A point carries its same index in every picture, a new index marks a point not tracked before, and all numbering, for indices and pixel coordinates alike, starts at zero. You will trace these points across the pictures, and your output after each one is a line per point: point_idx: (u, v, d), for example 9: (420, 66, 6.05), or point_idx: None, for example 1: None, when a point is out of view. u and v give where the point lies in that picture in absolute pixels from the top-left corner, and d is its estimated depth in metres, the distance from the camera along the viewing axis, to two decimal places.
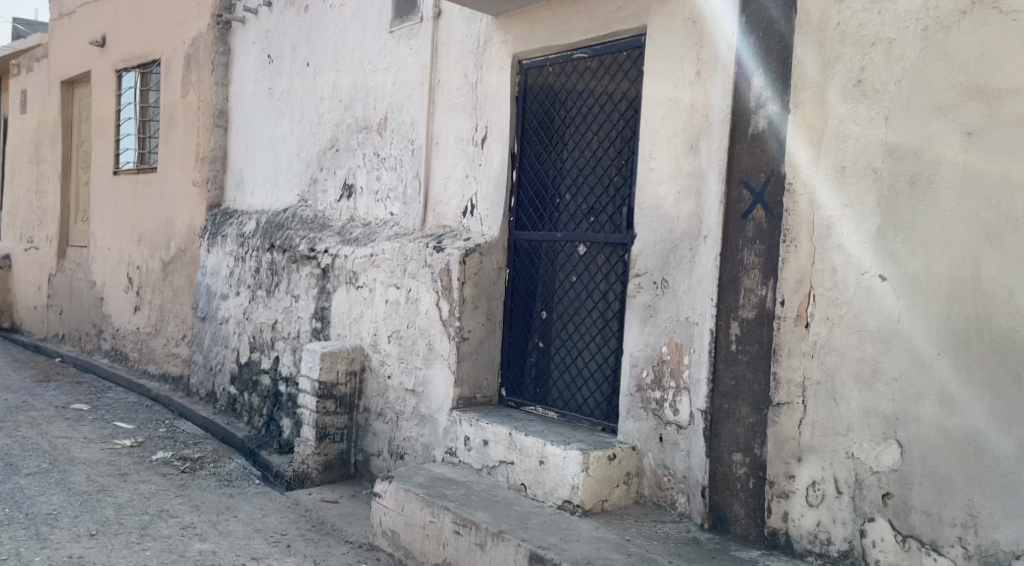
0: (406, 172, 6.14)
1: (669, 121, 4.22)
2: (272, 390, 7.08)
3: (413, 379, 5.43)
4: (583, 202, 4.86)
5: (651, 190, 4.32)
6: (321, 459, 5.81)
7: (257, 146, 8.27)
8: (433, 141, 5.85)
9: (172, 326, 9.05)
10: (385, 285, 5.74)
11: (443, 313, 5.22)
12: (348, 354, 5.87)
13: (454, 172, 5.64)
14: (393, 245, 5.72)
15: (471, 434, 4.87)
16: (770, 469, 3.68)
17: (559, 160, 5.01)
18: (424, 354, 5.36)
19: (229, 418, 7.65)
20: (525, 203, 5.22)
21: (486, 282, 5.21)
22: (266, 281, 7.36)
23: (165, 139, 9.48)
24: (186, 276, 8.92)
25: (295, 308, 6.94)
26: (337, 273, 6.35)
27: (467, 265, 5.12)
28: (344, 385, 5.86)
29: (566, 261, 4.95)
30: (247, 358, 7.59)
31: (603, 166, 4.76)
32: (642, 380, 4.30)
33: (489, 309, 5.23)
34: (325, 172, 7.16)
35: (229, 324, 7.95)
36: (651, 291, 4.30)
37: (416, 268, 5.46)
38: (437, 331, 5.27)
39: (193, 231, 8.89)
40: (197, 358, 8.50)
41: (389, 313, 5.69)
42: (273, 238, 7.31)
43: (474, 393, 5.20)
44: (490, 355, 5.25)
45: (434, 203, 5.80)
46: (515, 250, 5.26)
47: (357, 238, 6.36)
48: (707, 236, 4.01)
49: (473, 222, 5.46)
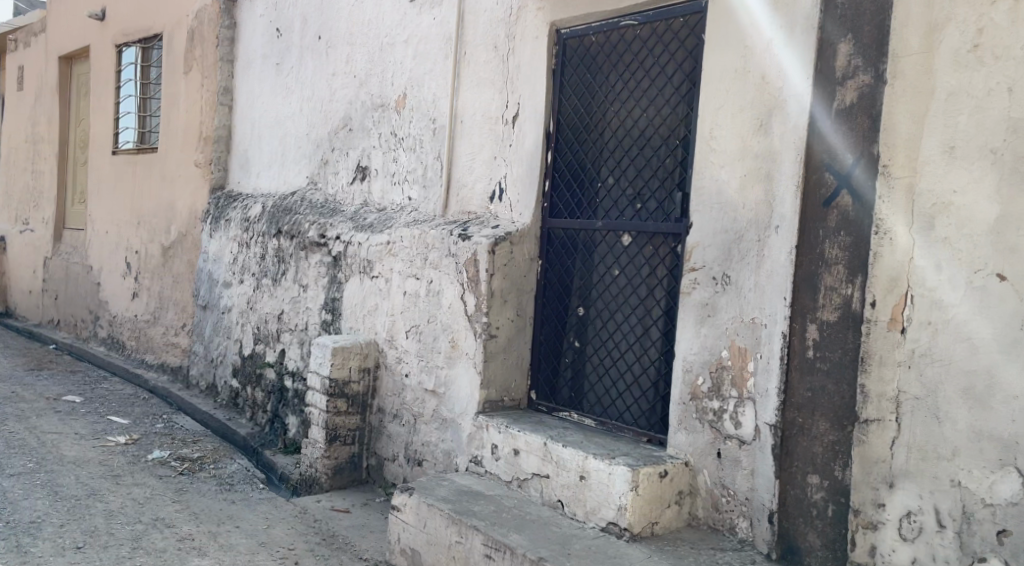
0: (426, 153, 5.65)
1: (735, 95, 3.75)
2: (277, 386, 6.61)
3: (433, 379, 4.92)
4: (629, 188, 4.36)
5: (712, 173, 3.84)
6: (330, 463, 5.33)
7: (264, 125, 7.77)
8: (457, 120, 5.35)
9: (172, 315, 8.57)
10: (403, 276, 5.26)
11: (468, 307, 4.73)
12: (360, 349, 5.38)
13: (480, 153, 5.14)
14: (413, 232, 5.22)
15: (499, 442, 4.38)
16: (854, 496, 3.21)
17: (601, 140, 4.52)
18: (445, 352, 4.86)
19: (230, 414, 7.18)
20: (560, 187, 4.71)
21: (516, 274, 4.71)
22: (273, 269, 6.87)
23: (166, 117, 8.98)
24: (186, 262, 8.44)
25: (303, 299, 6.45)
26: (349, 262, 5.86)
27: (496, 254, 4.62)
28: (357, 383, 5.38)
29: (608, 253, 4.45)
30: (251, 350, 7.10)
31: (653, 148, 4.26)
32: (697, 387, 3.84)
33: (518, 304, 4.74)
34: (336, 153, 6.66)
35: (232, 313, 7.47)
36: (710, 288, 3.82)
37: (438, 257, 4.96)
38: (461, 327, 4.77)
39: (194, 215, 8.41)
40: (198, 348, 8.02)
41: (407, 306, 5.20)
42: (280, 223, 6.82)
43: (502, 396, 4.69)
44: (519, 354, 4.76)
45: (458, 188, 5.30)
46: (549, 239, 4.76)
47: (371, 224, 5.85)
48: (779, 226, 3.54)
49: (501, 208, 4.97)
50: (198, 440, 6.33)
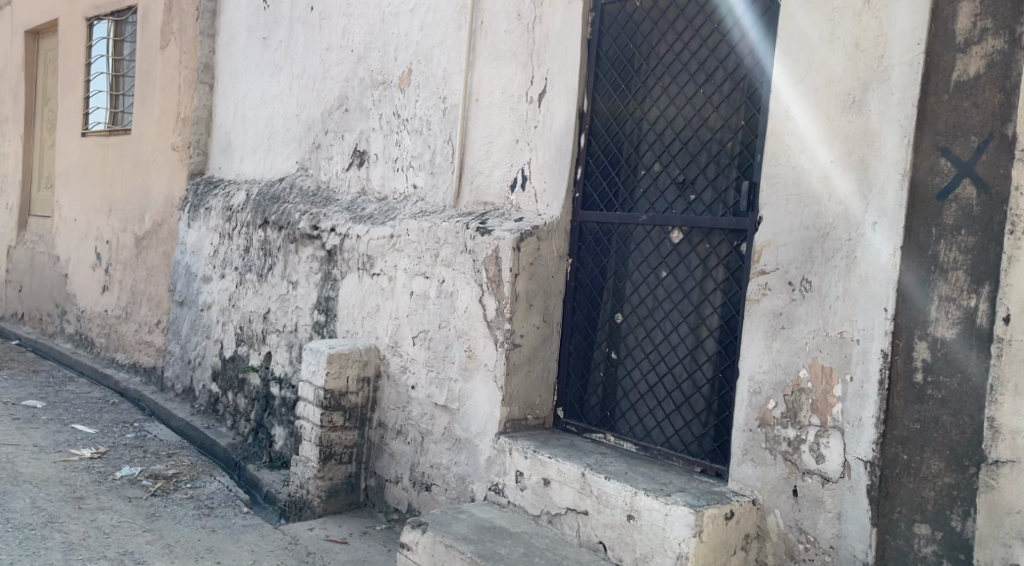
0: (434, 135, 5.03)
1: (820, 66, 3.16)
2: (262, 393, 5.98)
3: (444, 394, 4.31)
4: (680, 176, 3.76)
5: (789, 159, 3.26)
6: (324, 484, 4.71)
7: (248, 105, 7.12)
8: (473, 98, 4.73)
9: (145, 311, 7.89)
10: (409, 274, 4.65)
11: (488, 312, 4.11)
12: (360, 356, 4.75)
13: (501, 136, 4.52)
14: (421, 224, 4.60)
15: (526, 469, 3.79)
16: (980, 552, 2.74)
17: (647, 121, 3.92)
18: (459, 363, 4.24)
19: (209, 421, 6.54)
20: (595, 175, 4.10)
21: (544, 274, 4.09)
22: (258, 263, 6.24)
23: (140, 97, 8.28)
24: (161, 254, 7.77)
25: (292, 297, 5.81)
26: (346, 257, 5.24)
27: (521, 252, 4.00)
28: (355, 394, 4.76)
29: (654, 251, 3.84)
30: (233, 352, 6.46)
31: (711, 130, 3.66)
32: (768, 412, 3.26)
33: (545, 308, 4.12)
34: (330, 136, 6.03)
35: (213, 311, 6.82)
36: (785, 295, 3.24)
37: (452, 253, 4.34)
38: (479, 334, 4.15)
39: (170, 203, 7.74)
40: (173, 348, 7.36)
41: (414, 309, 4.59)
42: (267, 212, 6.19)
43: (525, 414, 4.08)
44: (545, 366, 4.14)
45: (473, 175, 4.67)
46: (581, 235, 4.15)
47: (371, 215, 5.22)
48: (877, 222, 2.97)
49: (523, 199, 4.34)
50: (174, 453, 5.68)
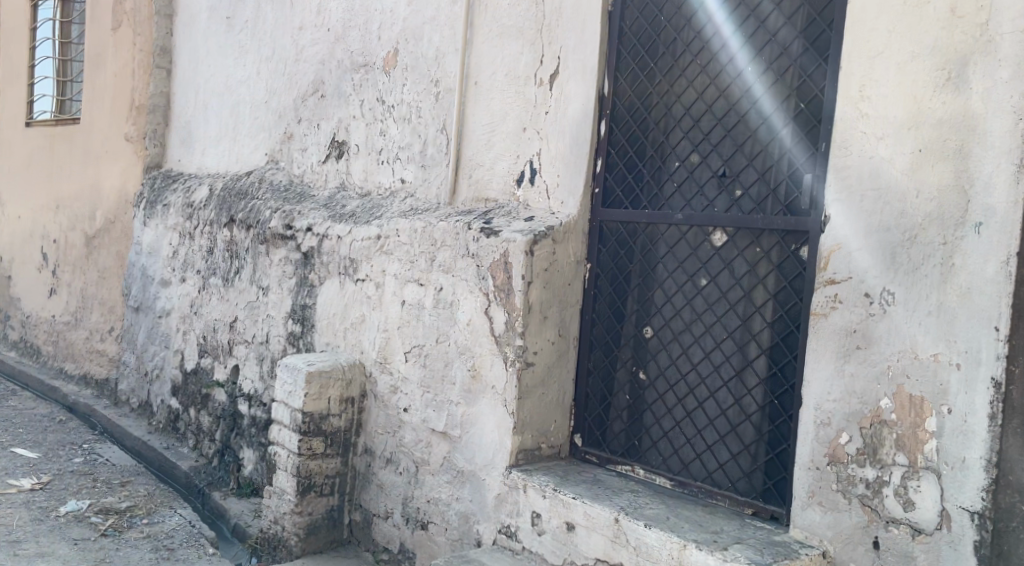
0: (426, 124, 4.49)
1: (905, 36, 2.64)
2: (228, 411, 5.41)
3: (443, 419, 3.75)
4: (723, 169, 3.22)
5: (864, 148, 2.73)
6: (302, 521, 4.14)
7: (210, 92, 6.51)
8: (470, 81, 4.18)
9: (97, 317, 7.24)
10: (400, 281, 4.10)
11: (495, 326, 3.56)
12: (342, 374, 4.20)
13: (506, 124, 3.97)
14: (415, 224, 4.05)
15: (544, 511, 3.26)
16: None
17: (681, 105, 3.38)
18: (460, 384, 3.68)
19: (168, 441, 5.95)
20: (618, 167, 3.55)
21: (559, 282, 3.55)
22: (224, 266, 5.66)
23: (90, 83, 7.62)
24: (114, 255, 7.12)
25: (261, 305, 5.23)
26: (324, 260, 4.68)
27: (535, 257, 3.46)
28: (338, 417, 4.20)
29: (690, 256, 3.31)
30: (195, 365, 5.86)
31: (761, 115, 3.12)
32: (841, 448, 2.74)
33: (562, 321, 3.58)
34: (304, 125, 5.47)
35: (172, 318, 6.21)
36: (860, 309, 2.72)
37: (451, 258, 3.80)
38: (484, 351, 3.59)
39: (123, 199, 7.09)
40: (128, 359, 6.73)
41: (405, 320, 4.04)
42: (234, 210, 5.62)
43: (539, 443, 3.53)
44: (561, 387, 3.60)
45: (473, 169, 4.12)
46: (601, 236, 3.60)
47: (353, 213, 4.66)
48: (983, 223, 2.46)
49: (532, 195, 3.79)
50: (129, 481, 5.07)
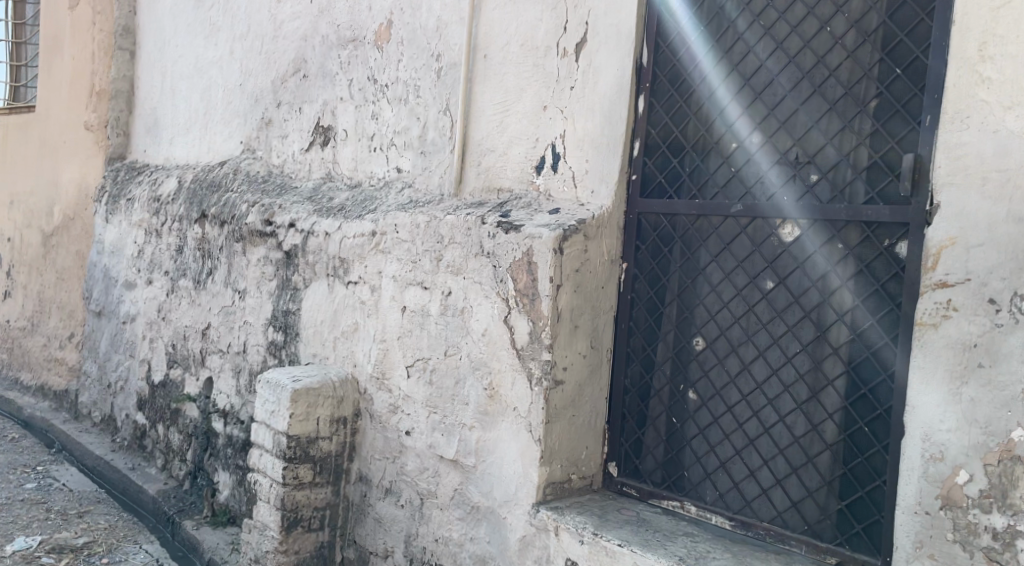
0: (426, 105, 3.96)
1: None
2: (201, 429, 4.85)
3: (454, 445, 3.21)
4: (793, 150, 2.69)
5: (986, 119, 2.18)
6: (286, 561, 3.59)
7: (179, 75, 5.93)
8: (479, 54, 3.65)
9: (55, 322, 6.64)
10: (399, 284, 3.57)
11: (516, 336, 3.01)
12: (333, 392, 3.69)
13: (523, 102, 3.43)
14: (417, 218, 3.52)
15: (581, 559, 2.73)
16: None
17: (740, 75, 2.85)
18: (474, 405, 3.14)
19: (134, 461, 5.39)
20: (660, 151, 3.02)
21: (591, 286, 3.01)
22: (195, 266, 5.10)
23: (46, 68, 7.00)
24: (73, 255, 6.52)
25: (237, 310, 4.67)
26: (309, 260, 4.14)
27: (564, 256, 2.92)
28: (328, 440, 3.68)
29: (751, 254, 2.76)
30: (164, 377, 5.29)
31: (842, 84, 2.58)
32: (957, 489, 2.18)
33: (594, 330, 3.03)
34: (284, 109, 4.92)
35: (137, 323, 5.63)
36: (982, 318, 2.16)
37: (462, 257, 3.27)
38: (503, 366, 3.05)
39: (82, 193, 6.49)
40: (89, 368, 6.14)
41: (406, 329, 3.52)
42: (205, 203, 5.06)
43: (569, 474, 2.99)
44: (593, 408, 3.05)
45: (484, 153, 3.59)
46: (641, 231, 3.05)
47: (342, 207, 4.13)
48: None
49: (555, 183, 3.24)
50: (100, 524, 4.64)
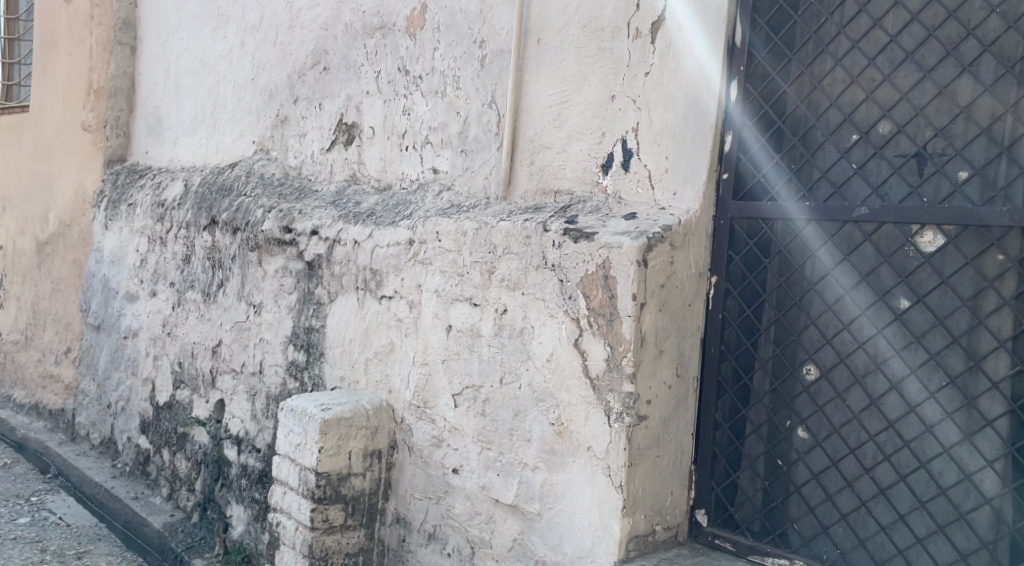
0: (467, 98, 3.53)
1: None
2: (212, 456, 4.42)
3: (512, 488, 2.78)
4: (935, 141, 2.25)
5: None
6: None
7: (184, 70, 5.49)
8: (532, 37, 3.21)
9: (51, 335, 6.19)
10: (442, 300, 3.15)
11: (589, 363, 2.57)
12: (366, 421, 3.27)
13: (584, 92, 2.99)
14: (463, 225, 3.08)
15: None
16: None
17: (860, 53, 2.39)
18: (538, 442, 2.70)
19: (138, 489, 4.96)
20: (758, 145, 2.58)
21: (678, 304, 2.56)
22: (203, 277, 4.66)
23: (41, 65, 6.56)
24: (69, 263, 6.08)
25: (252, 326, 4.23)
26: (336, 272, 3.71)
27: (648, 269, 2.47)
28: (361, 476, 3.26)
29: (878, 267, 2.32)
30: (169, 398, 4.84)
31: (1001, 61, 2.15)
32: None
33: (681, 355, 2.58)
34: (302, 105, 4.49)
35: (139, 338, 5.19)
36: None
37: (520, 271, 2.83)
38: (573, 399, 2.60)
39: (78, 197, 6.04)
40: (87, 386, 5.69)
41: (451, 352, 3.09)
42: (215, 208, 4.62)
43: (652, 525, 2.55)
44: (679, 447, 2.61)
45: (539, 151, 3.15)
46: (734, 238, 2.60)
47: (371, 213, 3.69)
48: None
49: (626, 183, 2.79)
50: None
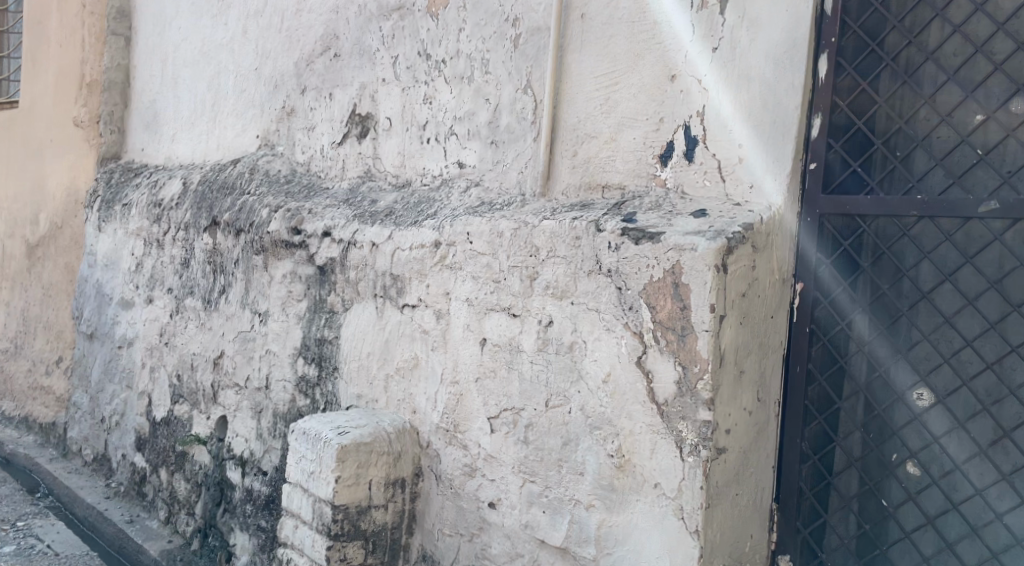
0: (497, 84, 3.16)
1: None
2: (213, 479, 4.05)
3: (562, 528, 2.41)
4: None
5: None
6: None
7: (182, 61, 5.12)
8: (573, 13, 2.82)
9: (41, 344, 5.82)
10: (475, 309, 2.78)
11: (655, 386, 2.19)
12: (388, 447, 2.90)
13: (636, 72, 2.59)
14: (498, 225, 2.71)
15: None
16: None
17: (986, 18, 2.05)
18: (592, 476, 2.33)
19: (133, 511, 4.58)
20: (852, 131, 2.22)
21: (759, 315, 2.19)
22: (204, 283, 4.29)
23: (30, 58, 6.19)
24: (61, 267, 5.70)
25: (257, 337, 3.86)
26: (351, 277, 3.34)
27: (728, 276, 2.11)
28: (382, 509, 2.89)
29: (1010, 274, 2.00)
30: (167, 413, 4.47)
31: None
32: None
33: (762, 376, 2.22)
34: (310, 95, 4.12)
35: (135, 348, 4.81)
36: None
37: (568, 277, 2.45)
38: (636, 427, 2.23)
39: (70, 197, 5.67)
40: (78, 399, 5.31)
41: (485, 368, 2.72)
42: (215, 207, 4.25)
43: None
44: (759, 483, 2.24)
45: (584, 141, 2.75)
46: (823, 240, 2.24)
47: (390, 211, 3.32)
48: None
49: (689, 176, 2.39)
50: None
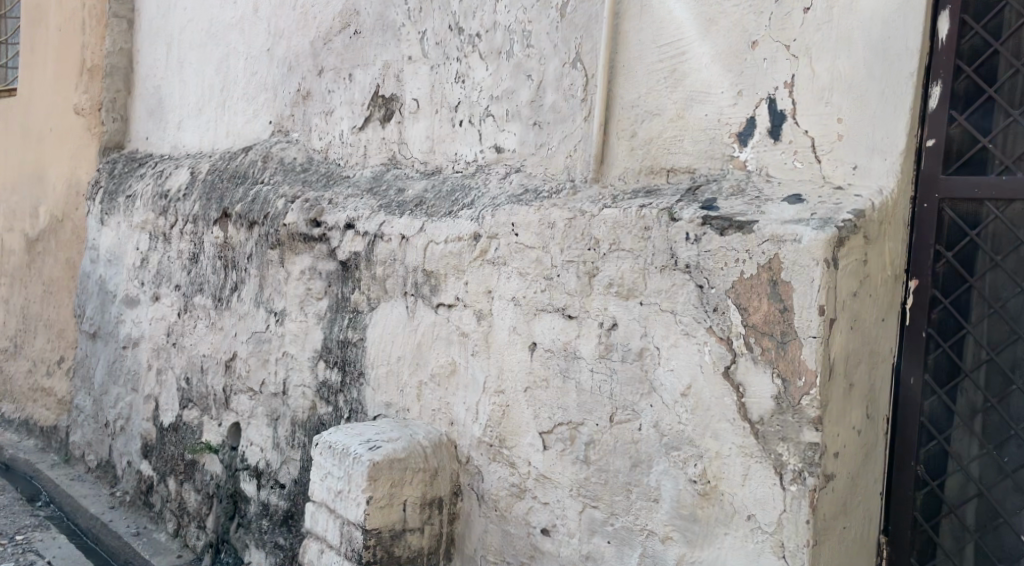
0: (541, 58, 2.83)
1: None
2: (227, 490, 3.75)
3: (632, 562, 2.10)
4: None
5: None
6: None
7: (189, 44, 4.80)
8: None
9: (42, 343, 5.51)
10: (522, 309, 2.46)
11: (748, 402, 1.88)
12: (424, 463, 2.59)
13: (708, 39, 2.23)
14: (550, 215, 2.39)
15: None
16: None
17: None
18: (670, 504, 2.02)
19: (141, 523, 4.29)
20: (979, 101, 1.92)
21: (871, 318, 1.89)
22: (214, 279, 3.98)
23: (28, 44, 5.87)
24: (62, 263, 5.40)
25: (272, 338, 3.55)
26: (378, 274, 3.03)
27: (840, 272, 1.80)
28: (418, 534, 2.58)
29: None
30: (175, 419, 4.16)
31: None
32: None
33: (872, 387, 1.92)
34: (328, 77, 3.80)
35: (140, 349, 4.50)
36: None
37: (636, 274, 2.13)
38: (725, 449, 1.91)
39: (70, 189, 5.36)
40: (81, 401, 5.01)
41: (535, 377, 2.40)
42: (226, 198, 3.94)
43: None
44: (867, 511, 1.94)
45: (642, 119, 2.39)
46: (943, 229, 1.95)
47: (420, 201, 3.00)
48: None
49: (777, 156, 2.06)
50: None
